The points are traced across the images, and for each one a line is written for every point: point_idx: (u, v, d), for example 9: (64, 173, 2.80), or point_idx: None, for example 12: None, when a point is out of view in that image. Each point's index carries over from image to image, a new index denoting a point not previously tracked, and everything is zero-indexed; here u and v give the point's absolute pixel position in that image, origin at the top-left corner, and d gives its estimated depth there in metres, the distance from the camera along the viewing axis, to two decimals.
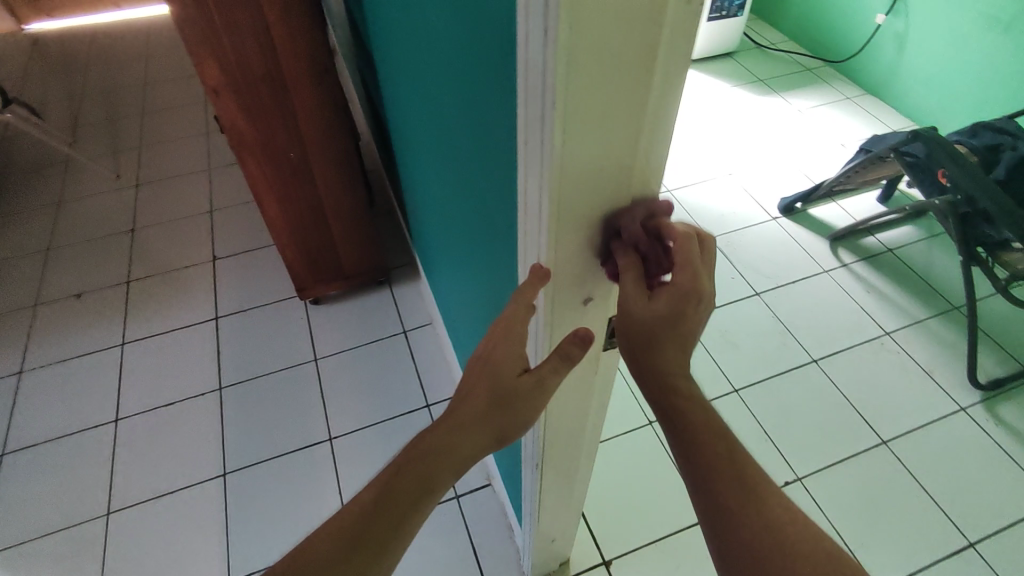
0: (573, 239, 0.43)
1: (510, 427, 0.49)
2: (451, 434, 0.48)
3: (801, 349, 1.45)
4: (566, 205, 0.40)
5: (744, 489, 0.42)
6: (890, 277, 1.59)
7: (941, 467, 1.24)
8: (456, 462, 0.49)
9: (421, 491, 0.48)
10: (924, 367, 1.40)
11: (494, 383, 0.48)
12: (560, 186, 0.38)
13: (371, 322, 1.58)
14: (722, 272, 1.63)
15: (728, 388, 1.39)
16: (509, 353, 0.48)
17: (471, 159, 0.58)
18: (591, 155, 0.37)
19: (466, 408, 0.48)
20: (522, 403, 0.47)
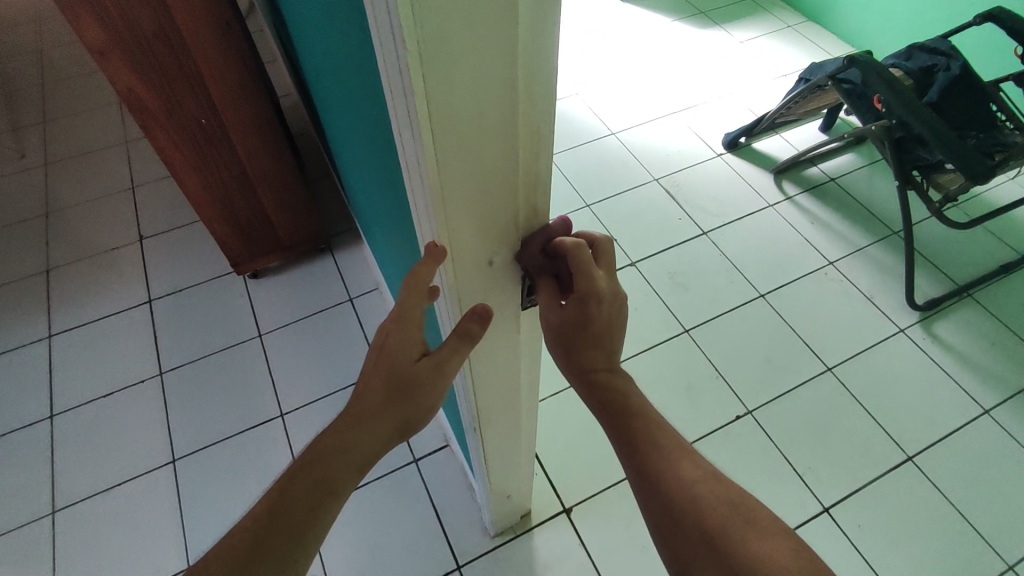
0: (464, 197, 0.39)
1: (412, 417, 0.48)
2: (350, 429, 0.47)
3: (748, 284, 1.46)
4: (449, 171, 0.37)
5: (665, 458, 0.45)
6: (832, 206, 1.61)
7: (882, 388, 1.29)
8: (357, 460, 0.46)
9: (320, 495, 0.45)
10: (865, 293, 1.43)
11: (393, 372, 0.47)
12: (441, 170, 0.37)
13: (315, 291, 1.53)
14: (669, 213, 1.61)
15: (679, 328, 1.40)
16: (405, 339, 0.48)
17: (371, 113, 0.53)
18: (468, 138, 0.36)
19: (363, 403, 0.47)
20: (423, 389, 0.47)
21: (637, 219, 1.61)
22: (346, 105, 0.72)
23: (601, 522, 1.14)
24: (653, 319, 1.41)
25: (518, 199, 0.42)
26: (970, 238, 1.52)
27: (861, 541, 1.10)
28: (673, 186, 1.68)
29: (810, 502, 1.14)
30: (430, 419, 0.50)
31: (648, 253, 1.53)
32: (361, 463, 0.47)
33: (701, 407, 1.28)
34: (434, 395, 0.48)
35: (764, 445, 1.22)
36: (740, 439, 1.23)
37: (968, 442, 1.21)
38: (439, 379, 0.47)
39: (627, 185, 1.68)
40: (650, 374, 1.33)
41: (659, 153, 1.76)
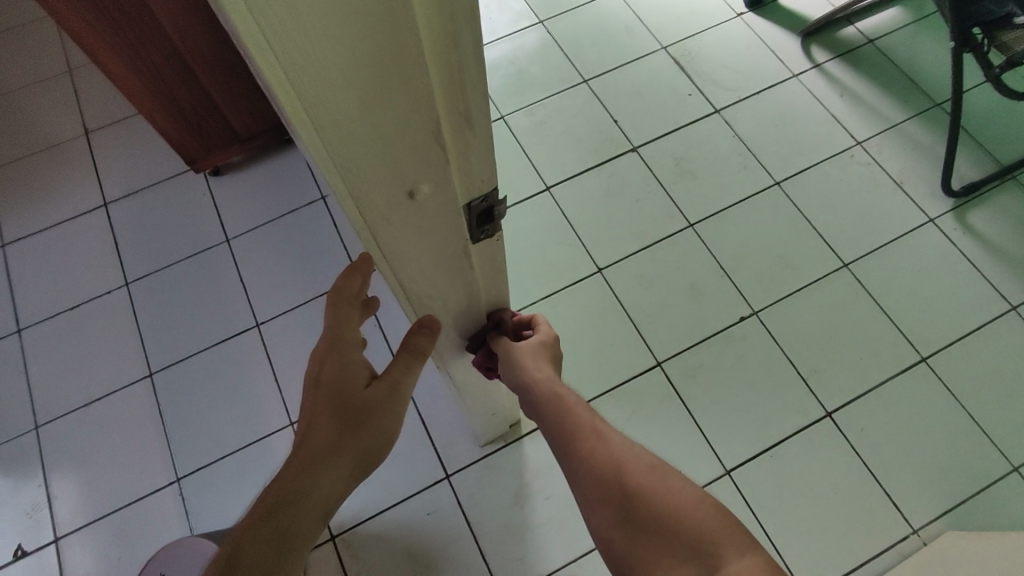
0: (350, 132, 0.26)
1: (370, 449, 0.49)
2: (307, 471, 0.46)
3: (763, 171, 1.31)
4: (311, 95, 0.24)
5: (595, 436, 0.48)
6: (866, 75, 1.40)
7: (902, 284, 1.18)
8: (319, 501, 0.46)
9: (282, 544, 0.44)
10: (894, 177, 1.28)
11: (341, 400, 0.49)
12: (295, 92, 0.23)
13: (285, 188, 1.39)
14: (677, 89, 1.41)
15: (683, 223, 1.27)
16: (347, 365, 0.50)
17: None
18: (331, 44, 0.22)
19: (315, 441, 0.47)
20: (376, 413, 0.50)
21: (642, 96, 1.41)
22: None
23: None
24: (655, 213, 1.28)
25: (436, 108, 0.28)
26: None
27: (863, 445, 1.06)
28: (683, 55, 1.46)
29: (813, 406, 1.09)
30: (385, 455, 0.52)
31: (653, 137, 1.36)
32: (325, 503, 0.46)
33: (704, 309, 1.19)
34: (389, 418, 0.51)
35: (768, 348, 1.15)
36: (743, 342, 1.15)
37: (990, 341, 1.13)
38: (391, 401, 0.50)
39: (631, 55, 1.46)
40: (651, 274, 1.22)
41: (668, 15, 1.51)
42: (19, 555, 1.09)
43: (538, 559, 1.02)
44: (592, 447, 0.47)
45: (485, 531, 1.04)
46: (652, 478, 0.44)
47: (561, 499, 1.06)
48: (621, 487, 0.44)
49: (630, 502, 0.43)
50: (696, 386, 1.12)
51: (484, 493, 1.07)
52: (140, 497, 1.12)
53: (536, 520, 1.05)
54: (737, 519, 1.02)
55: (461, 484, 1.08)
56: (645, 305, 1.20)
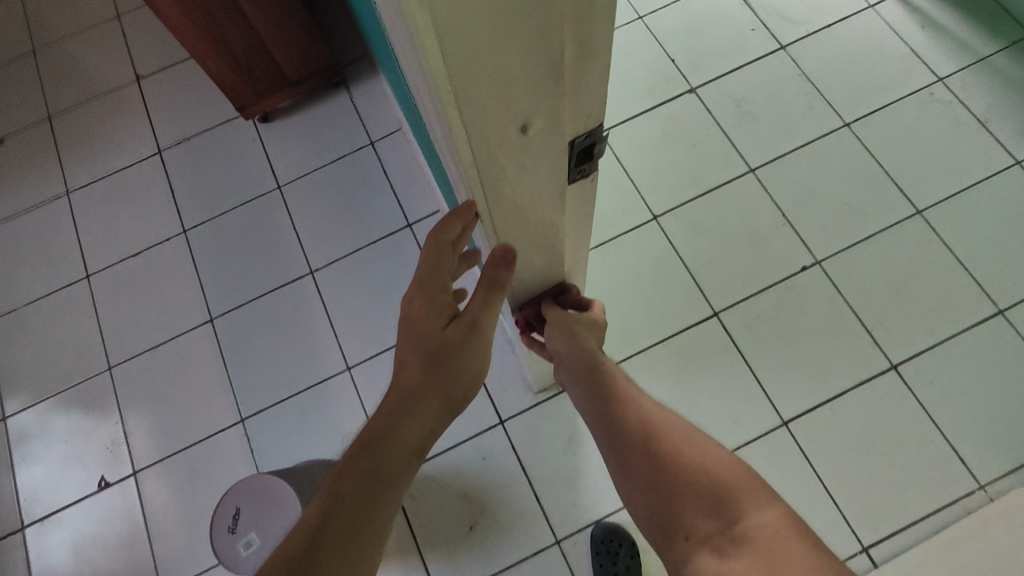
0: (477, 67, 0.25)
1: (457, 387, 0.51)
2: (400, 408, 0.49)
3: (832, 112, 1.23)
4: (449, 27, 0.22)
5: (632, 417, 0.56)
6: (952, 4, 1.28)
7: (982, 233, 1.11)
8: (411, 435, 0.48)
9: (377, 480, 0.46)
10: (979, 117, 1.19)
11: (425, 338, 0.52)
12: (433, 25, 0.22)
13: (334, 135, 1.38)
14: (740, 23, 1.32)
15: (744, 168, 1.21)
16: (431, 304, 0.53)
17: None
18: None
19: (406, 380, 0.50)
20: (459, 348, 0.52)
21: (702, 33, 1.33)
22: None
23: (647, 376, 1.10)
24: (715, 157, 1.23)
25: (563, 37, 0.26)
26: None
27: (930, 399, 1.03)
28: None
29: (878, 358, 1.06)
30: (474, 392, 0.54)
31: (712, 77, 1.29)
32: (416, 443, 0.49)
33: (765, 257, 1.15)
34: (471, 358, 0.52)
35: (831, 300, 1.11)
36: (806, 292, 1.12)
37: None
38: (472, 338, 0.52)
39: None
40: (710, 221, 1.18)
41: None
42: (103, 486, 1.16)
43: (593, 504, 1.04)
44: (635, 427, 0.55)
45: (539, 476, 1.06)
46: (687, 442, 0.54)
47: None
48: (662, 460, 0.53)
49: (670, 469, 0.52)
50: (755, 336, 1.10)
51: (538, 438, 1.09)
52: (209, 435, 1.18)
53: (591, 466, 1.06)
54: (793, 470, 1.02)
55: (515, 429, 1.09)
56: (702, 254, 1.16)
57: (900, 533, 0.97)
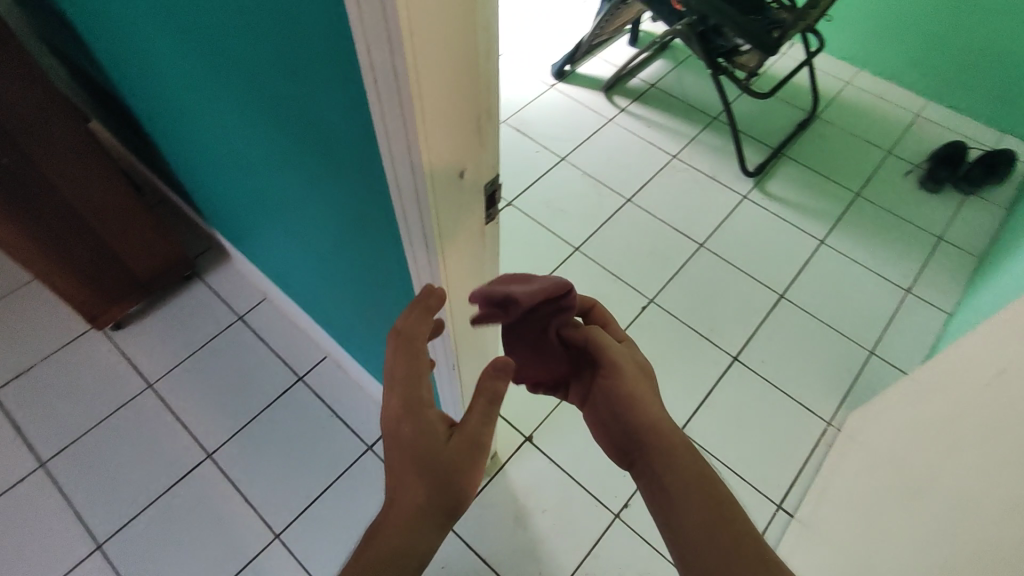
0: (439, 128, 0.43)
1: (459, 504, 0.48)
2: (399, 532, 0.46)
3: (615, 193, 1.60)
4: (428, 103, 0.41)
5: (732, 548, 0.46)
6: (659, 109, 1.80)
7: (745, 247, 1.50)
8: (412, 561, 0.46)
9: None
10: (709, 174, 1.65)
11: (424, 460, 0.47)
12: (421, 103, 0.40)
13: (197, 322, 1.39)
14: (526, 150, 1.69)
15: (570, 249, 1.49)
16: (423, 422, 0.48)
17: (302, 59, 0.52)
18: (441, 68, 0.39)
19: (406, 502, 0.47)
20: (461, 470, 0.47)
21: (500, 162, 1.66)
22: (235, 68, 0.68)
23: (560, 436, 1.24)
24: (545, 246, 1.50)
25: (479, 107, 0.45)
26: (771, 107, 1.82)
27: (767, 372, 1.31)
28: (521, 124, 1.75)
29: (722, 355, 1.33)
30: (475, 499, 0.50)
31: (520, 191, 1.60)
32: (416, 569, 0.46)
33: (613, 308, 1.40)
34: (474, 474, 0.48)
35: (671, 324, 1.38)
36: (652, 324, 1.37)
37: (816, 269, 1.48)
38: (475, 457, 0.48)
39: None
40: None
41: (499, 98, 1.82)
42: None
43: (558, 566, 1.09)
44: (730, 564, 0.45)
45: (502, 561, 1.09)
46: None
47: (557, 506, 1.15)
48: None
49: None
50: None
51: (489, 526, 1.13)
52: None
53: (544, 532, 1.12)
54: None
55: (465, 527, 1.12)
56: None
57: (796, 482, 1.17)
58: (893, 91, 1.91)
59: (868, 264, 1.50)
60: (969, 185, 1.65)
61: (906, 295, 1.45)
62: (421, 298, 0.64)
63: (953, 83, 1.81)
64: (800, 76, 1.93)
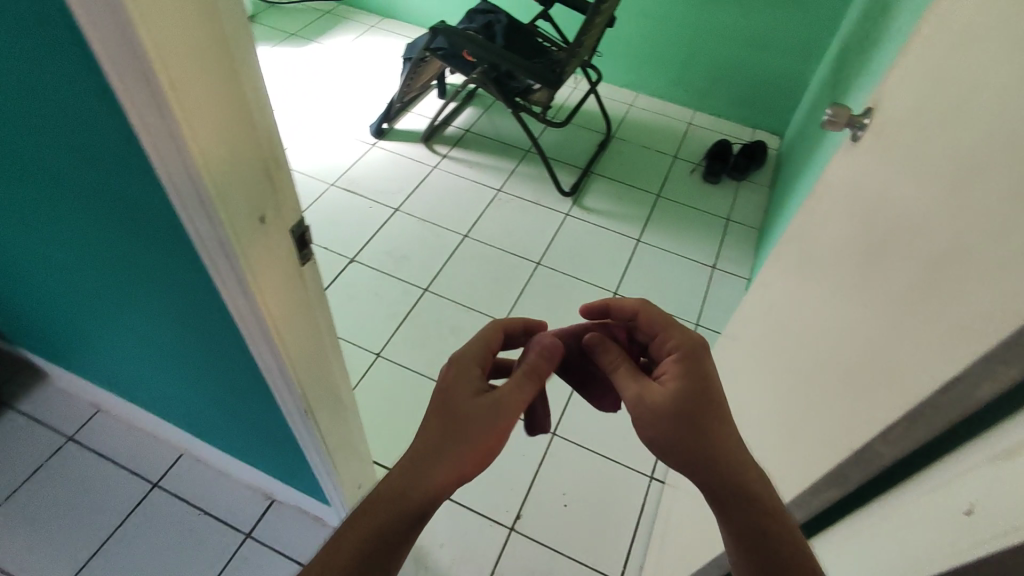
0: (229, 181, 0.47)
1: (475, 452, 0.53)
2: (411, 465, 0.52)
3: (451, 232, 1.70)
4: (212, 160, 0.45)
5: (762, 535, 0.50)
6: (477, 150, 1.95)
7: (575, 258, 1.67)
8: (422, 493, 0.51)
9: (376, 529, 0.49)
10: (532, 200, 1.81)
11: (446, 411, 0.55)
12: (205, 160, 0.44)
13: (15, 455, 1.23)
14: (359, 207, 1.74)
15: (419, 290, 1.55)
16: (465, 378, 0.57)
17: (74, 147, 0.53)
18: (218, 129, 0.44)
19: (426, 440, 0.53)
20: (482, 419, 0.54)
21: (336, 222, 1.69)
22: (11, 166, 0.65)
23: None
24: (395, 293, 1.54)
25: (267, 159, 0.50)
26: (572, 134, 2.06)
27: None
28: (349, 184, 1.80)
29: None
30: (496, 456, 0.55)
31: (361, 246, 1.64)
32: (420, 504, 0.51)
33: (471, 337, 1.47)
34: (495, 426, 0.54)
35: None
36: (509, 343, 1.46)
37: (638, 265, 1.68)
38: (498, 410, 0.55)
39: (310, 198, 1.75)
40: (419, 335, 1.46)
41: (323, 163, 1.85)
42: None
43: None
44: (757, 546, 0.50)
45: None
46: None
47: (454, 536, 1.17)
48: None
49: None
50: None
51: None
52: None
53: (446, 566, 1.13)
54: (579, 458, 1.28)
55: None
56: (428, 359, 1.41)
57: None
58: (667, 107, 2.25)
59: (678, 251, 1.74)
60: (739, 173, 1.98)
61: (713, 271, 1.69)
62: (254, 350, 0.65)
63: (708, 94, 2.18)
64: (591, 105, 2.21)
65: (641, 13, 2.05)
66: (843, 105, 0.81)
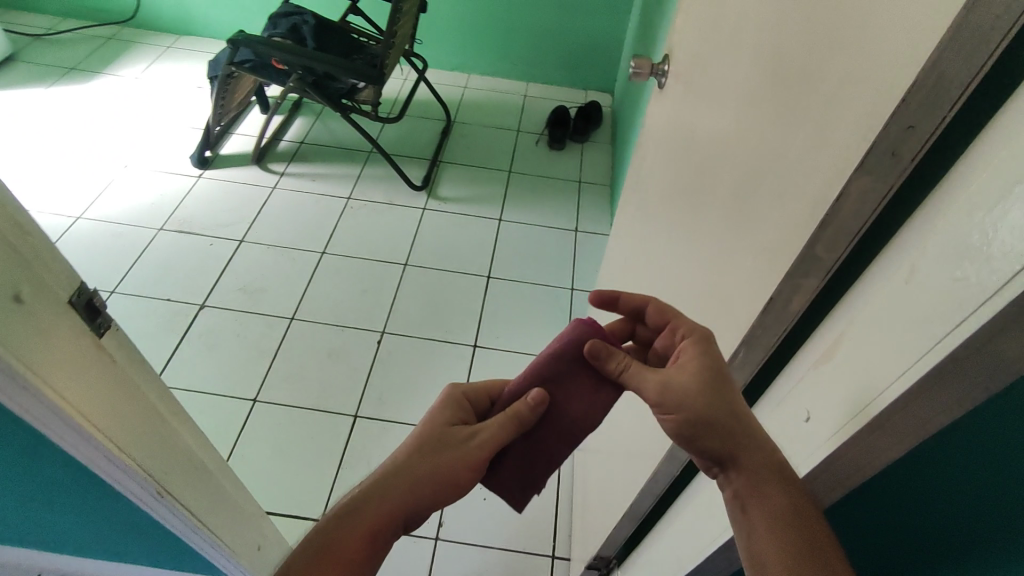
0: None
1: (437, 476, 0.54)
2: (368, 491, 0.53)
3: (308, 252, 1.60)
4: None
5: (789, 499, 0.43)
6: (317, 161, 1.85)
7: (443, 250, 1.64)
8: (380, 511, 0.52)
9: (331, 545, 0.50)
10: (386, 201, 1.75)
11: (425, 436, 0.57)
12: None
13: None
14: (197, 246, 1.58)
15: (285, 321, 1.44)
16: (448, 407, 0.59)
17: None
18: None
19: (393, 463, 0.55)
20: (451, 442, 0.56)
21: (173, 269, 1.52)
22: None
23: None
24: (259, 329, 1.42)
25: None
26: (413, 126, 2.01)
27: (504, 343, 1.45)
28: (180, 224, 1.63)
29: (463, 348, 1.43)
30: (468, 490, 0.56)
31: (209, 288, 1.49)
32: (377, 523, 0.52)
33: (352, 355, 1.39)
34: (460, 449, 0.55)
35: (409, 343, 1.43)
36: (393, 351, 1.41)
37: (506, 243, 1.69)
38: (469, 434, 0.56)
39: (136, 249, 1.55)
40: (295, 368, 1.36)
41: (144, 206, 1.66)
42: None
43: None
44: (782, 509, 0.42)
45: None
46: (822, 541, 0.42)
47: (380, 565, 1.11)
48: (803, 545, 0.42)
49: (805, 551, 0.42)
50: (391, 402, 1.32)
51: None
52: None
53: None
54: None
55: None
56: (311, 391, 1.32)
57: None
58: (499, 83, 2.26)
59: (541, 221, 1.76)
60: (582, 135, 2.04)
61: (577, 233, 1.74)
62: (63, 457, 0.55)
63: (535, 64, 2.22)
64: (425, 93, 2.17)
65: None
66: (643, 55, 0.85)
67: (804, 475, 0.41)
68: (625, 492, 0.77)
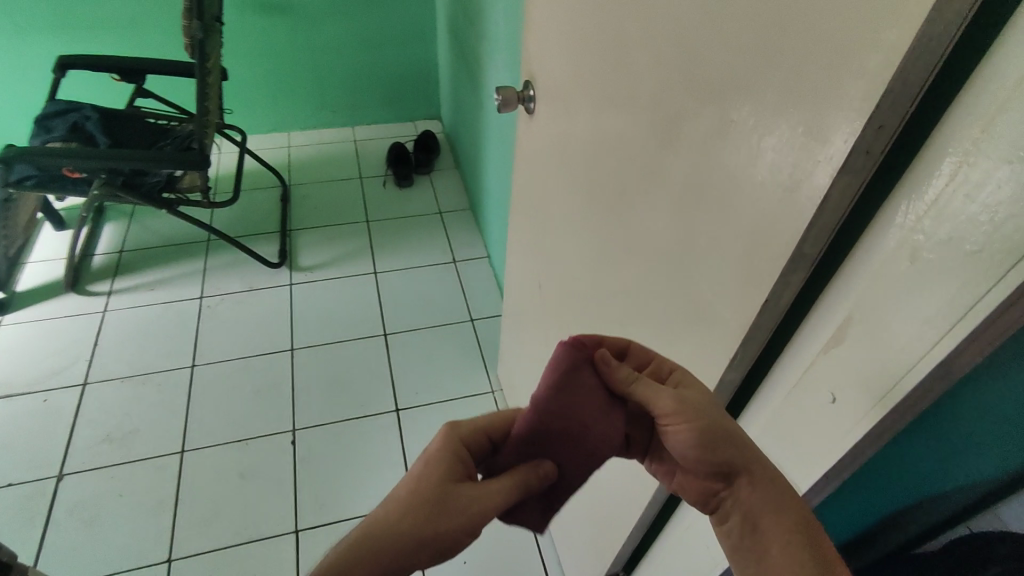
0: None
1: (439, 535, 0.48)
2: (368, 551, 0.47)
3: (174, 371, 1.39)
4: None
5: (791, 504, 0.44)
6: (148, 267, 1.62)
7: (327, 322, 1.53)
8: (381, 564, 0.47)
9: None
10: (247, 288, 1.59)
11: (424, 487, 0.50)
12: None
13: None
14: (28, 407, 1.30)
15: (174, 456, 1.24)
16: (447, 453, 0.52)
17: None
18: None
19: (390, 516, 0.48)
20: (454, 498, 0.49)
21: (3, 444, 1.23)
22: None
23: None
24: (145, 477, 1.21)
25: None
26: (248, 202, 1.85)
27: (425, 396, 1.39)
28: None
29: (386, 416, 1.35)
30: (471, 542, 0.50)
31: (61, 452, 1.23)
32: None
33: (268, 467, 1.24)
34: (465, 507, 0.49)
35: (327, 431, 1.31)
36: (312, 446, 1.28)
37: (390, 294, 1.62)
38: (474, 488, 0.50)
39: None
40: (206, 505, 1.18)
41: None
42: None
43: None
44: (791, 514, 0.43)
45: None
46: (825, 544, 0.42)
47: None
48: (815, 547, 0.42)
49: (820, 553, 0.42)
50: (330, 501, 1.20)
51: None
52: None
53: None
54: None
55: None
56: (234, 524, 1.15)
57: None
58: (323, 134, 2.16)
59: (416, 262, 1.72)
60: (427, 167, 2.02)
61: (456, 264, 1.72)
62: None
63: (356, 108, 2.15)
64: (247, 163, 2.00)
65: (247, 52, 1.89)
66: (506, 86, 0.85)
67: (842, 452, 0.44)
68: (624, 507, 0.78)
